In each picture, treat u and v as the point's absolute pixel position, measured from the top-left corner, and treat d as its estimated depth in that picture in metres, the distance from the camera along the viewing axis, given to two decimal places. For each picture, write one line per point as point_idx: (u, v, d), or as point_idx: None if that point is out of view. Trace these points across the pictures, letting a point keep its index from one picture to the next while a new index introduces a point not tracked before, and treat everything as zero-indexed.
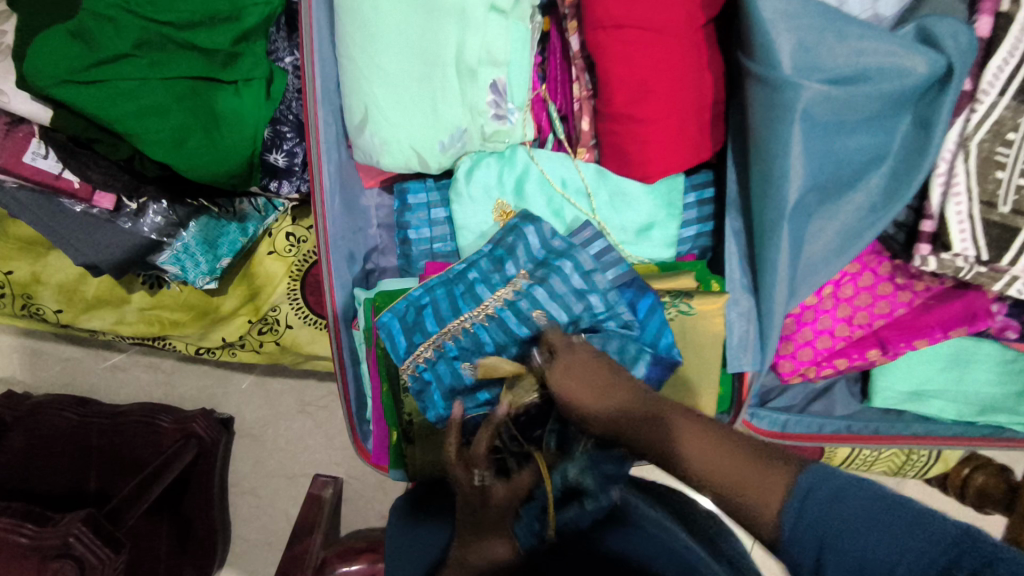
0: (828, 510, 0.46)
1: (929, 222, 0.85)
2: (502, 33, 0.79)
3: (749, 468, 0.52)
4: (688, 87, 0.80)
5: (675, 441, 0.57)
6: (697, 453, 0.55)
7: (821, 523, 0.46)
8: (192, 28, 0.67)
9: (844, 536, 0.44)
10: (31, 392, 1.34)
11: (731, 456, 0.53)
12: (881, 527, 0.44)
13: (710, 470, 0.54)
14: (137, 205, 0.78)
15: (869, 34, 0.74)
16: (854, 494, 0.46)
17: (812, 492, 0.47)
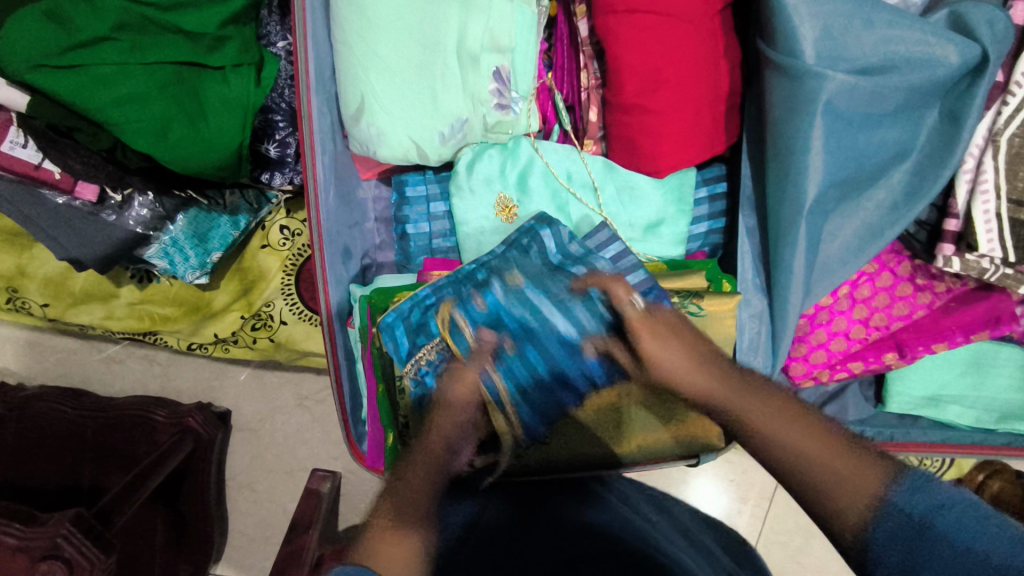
0: (935, 520, 0.46)
1: (953, 221, 0.81)
2: (507, 15, 0.75)
3: (857, 465, 0.51)
4: (703, 76, 0.76)
5: (762, 421, 0.56)
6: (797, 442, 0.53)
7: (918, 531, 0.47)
8: (176, 10, 0.64)
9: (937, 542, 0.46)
10: (26, 383, 1.31)
11: (832, 450, 0.52)
12: (983, 549, 0.45)
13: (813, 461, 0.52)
14: (121, 198, 0.74)
15: (899, 21, 0.69)
16: (957, 502, 0.47)
17: (911, 497, 0.48)
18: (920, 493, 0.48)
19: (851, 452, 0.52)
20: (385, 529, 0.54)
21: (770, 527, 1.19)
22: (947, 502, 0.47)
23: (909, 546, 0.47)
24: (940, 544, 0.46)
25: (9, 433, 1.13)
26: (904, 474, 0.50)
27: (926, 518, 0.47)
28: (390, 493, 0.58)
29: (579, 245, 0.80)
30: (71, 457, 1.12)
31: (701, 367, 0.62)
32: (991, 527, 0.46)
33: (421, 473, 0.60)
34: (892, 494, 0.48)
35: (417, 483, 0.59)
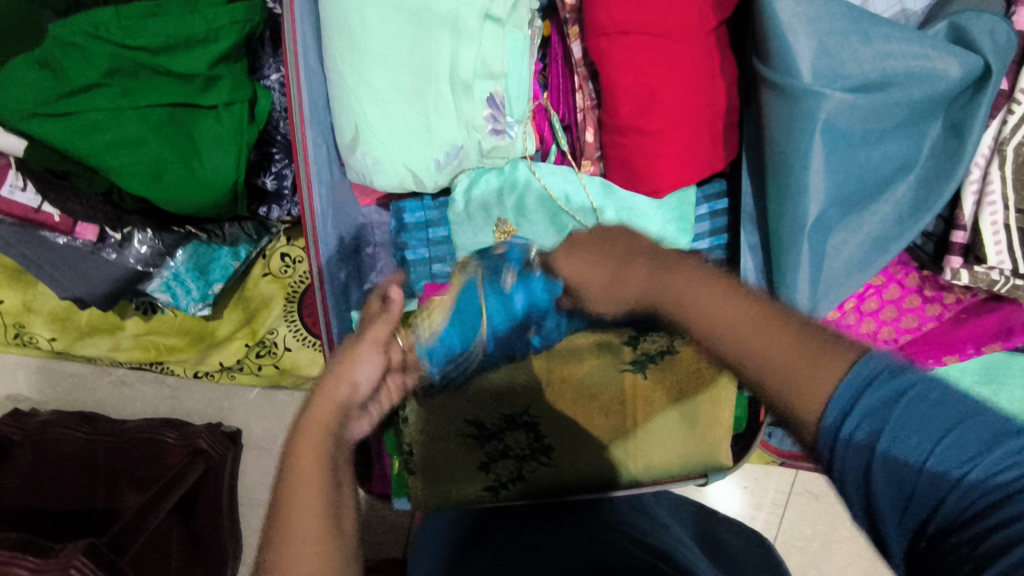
0: (901, 424, 0.38)
1: (960, 233, 0.79)
2: (499, 42, 0.75)
3: (796, 348, 0.42)
4: (698, 96, 0.75)
5: (693, 315, 0.47)
6: (729, 325, 0.44)
7: (880, 429, 0.38)
8: (167, 52, 0.63)
9: (906, 444, 0.38)
10: (39, 408, 1.32)
11: (760, 331, 0.43)
12: (953, 458, 0.37)
13: (741, 346, 0.44)
14: (122, 235, 0.74)
15: (897, 35, 0.68)
16: (939, 405, 0.38)
17: (872, 395, 0.39)
18: (892, 391, 0.39)
19: (793, 337, 0.43)
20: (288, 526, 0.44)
21: (785, 535, 1.18)
22: (926, 405, 0.38)
23: (867, 450, 0.39)
24: (912, 445, 0.37)
25: (26, 458, 1.17)
26: (866, 354, 0.41)
27: (887, 423, 0.38)
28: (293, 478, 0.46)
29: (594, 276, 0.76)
30: (85, 480, 1.17)
31: (629, 268, 0.52)
32: (974, 432, 0.37)
33: (314, 437, 0.49)
34: (840, 392, 0.40)
35: (312, 448, 0.48)
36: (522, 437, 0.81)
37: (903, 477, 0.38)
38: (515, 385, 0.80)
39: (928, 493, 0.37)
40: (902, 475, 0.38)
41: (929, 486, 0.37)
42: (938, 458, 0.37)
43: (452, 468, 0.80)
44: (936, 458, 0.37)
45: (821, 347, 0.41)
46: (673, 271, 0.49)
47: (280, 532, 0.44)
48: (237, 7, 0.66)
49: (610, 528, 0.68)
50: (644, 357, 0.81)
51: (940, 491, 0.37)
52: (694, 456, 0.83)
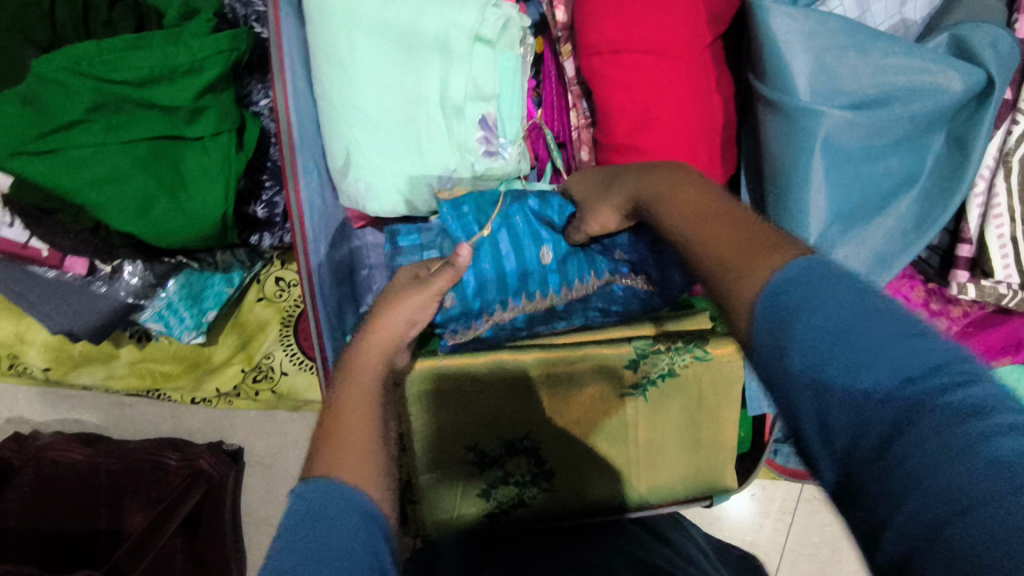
0: (807, 323, 0.34)
1: (966, 246, 0.77)
2: (489, 63, 0.74)
3: (747, 242, 0.40)
4: (698, 113, 0.73)
5: (674, 212, 0.48)
6: (682, 211, 0.47)
7: (789, 321, 0.34)
8: (150, 85, 0.62)
9: (812, 336, 0.33)
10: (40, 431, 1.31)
11: (714, 216, 0.44)
12: (863, 364, 0.32)
13: (688, 227, 0.45)
14: (111, 266, 0.73)
15: (897, 49, 0.66)
16: (849, 303, 0.33)
17: (789, 288, 0.35)
18: (811, 282, 0.35)
19: (750, 234, 0.40)
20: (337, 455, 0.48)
21: (793, 544, 1.16)
22: (835, 301, 0.34)
23: (777, 344, 0.35)
24: (820, 338, 0.33)
25: (28, 482, 1.17)
26: (802, 256, 0.37)
27: (798, 321, 0.34)
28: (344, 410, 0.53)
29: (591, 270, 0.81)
30: (88, 502, 1.18)
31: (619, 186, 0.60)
32: (883, 336, 0.32)
33: (359, 392, 0.55)
34: (770, 283, 0.36)
35: (355, 407, 0.53)
36: (523, 463, 0.79)
37: (808, 383, 0.33)
38: (514, 411, 0.78)
39: (835, 411, 0.32)
40: (811, 383, 0.33)
41: (838, 399, 0.32)
42: (848, 354, 0.32)
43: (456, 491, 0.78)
44: (843, 362, 0.32)
45: (769, 239, 0.39)
46: (661, 176, 0.53)
47: (326, 456, 0.48)
48: (222, 37, 0.65)
49: (613, 551, 0.68)
50: (646, 379, 0.78)
51: (844, 404, 0.32)
52: (698, 475, 0.81)
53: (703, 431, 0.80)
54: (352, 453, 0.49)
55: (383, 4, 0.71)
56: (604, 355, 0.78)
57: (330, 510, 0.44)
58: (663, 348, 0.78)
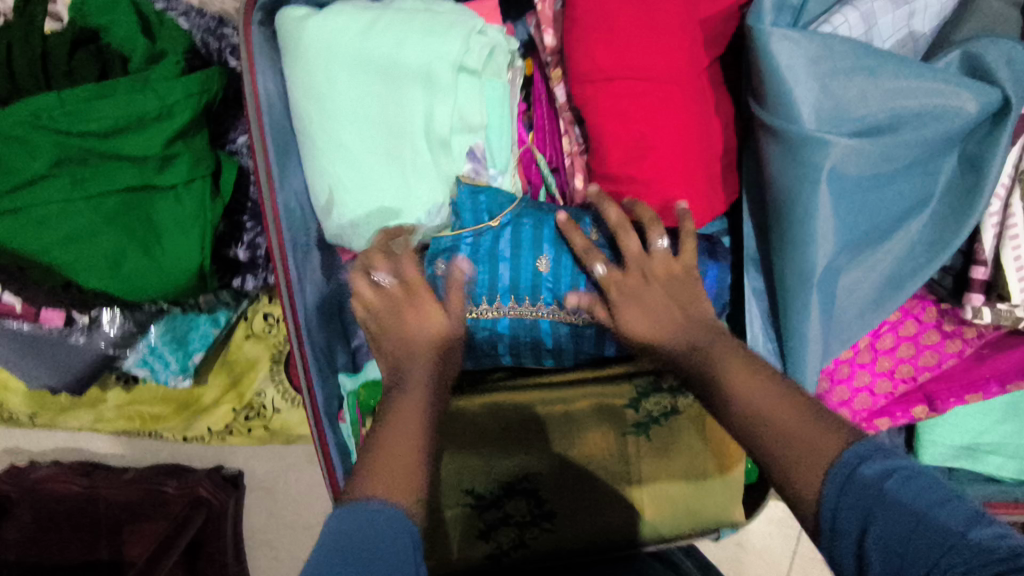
0: (895, 491, 0.39)
1: (981, 269, 0.73)
2: (475, 94, 0.71)
3: (802, 424, 0.45)
4: (694, 140, 0.69)
5: (720, 369, 0.52)
6: (744, 392, 0.49)
7: (872, 495, 0.40)
8: (117, 135, 0.60)
9: (895, 508, 0.38)
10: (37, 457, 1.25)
11: (784, 411, 0.47)
12: (950, 535, 0.36)
13: (756, 417, 0.48)
14: (89, 317, 0.70)
15: (905, 70, 0.62)
16: (928, 482, 0.39)
17: (871, 463, 0.41)
18: (893, 465, 0.41)
19: (805, 416, 0.46)
20: (387, 450, 0.51)
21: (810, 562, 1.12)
22: (921, 481, 0.39)
23: (866, 509, 0.39)
24: (905, 513, 0.38)
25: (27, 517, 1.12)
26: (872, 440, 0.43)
27: (883, 484, 0.40)
28: (393, 426, 0.53)
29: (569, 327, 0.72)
30: (86, 534, 1.12)
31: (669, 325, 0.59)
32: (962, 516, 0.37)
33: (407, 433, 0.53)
34: (846, 456, 0.42)
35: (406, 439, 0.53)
36: (523, 504, 0.75)
37: (898, 553, 0.38)
38: (514, 452, 0.75)
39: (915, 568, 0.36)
40: (897, 544, 0.38)
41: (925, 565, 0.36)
42: (929, 525, 0.37)
43: (458, 539, 0.74)
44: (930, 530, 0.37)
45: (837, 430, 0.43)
46: (708, 332, 0.57)
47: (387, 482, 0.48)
48: (191, 79, 0.62)
49: None
50: (648, 419, 0.76)
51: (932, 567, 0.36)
52: (703, 513, 0.77)
53: (708, 465, 0.76)
54: (397, 465, 0.50)
55: (363, 36, 0.68)
56: (604, 394, 0.76)
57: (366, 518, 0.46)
58: (666, 387, 0.76)
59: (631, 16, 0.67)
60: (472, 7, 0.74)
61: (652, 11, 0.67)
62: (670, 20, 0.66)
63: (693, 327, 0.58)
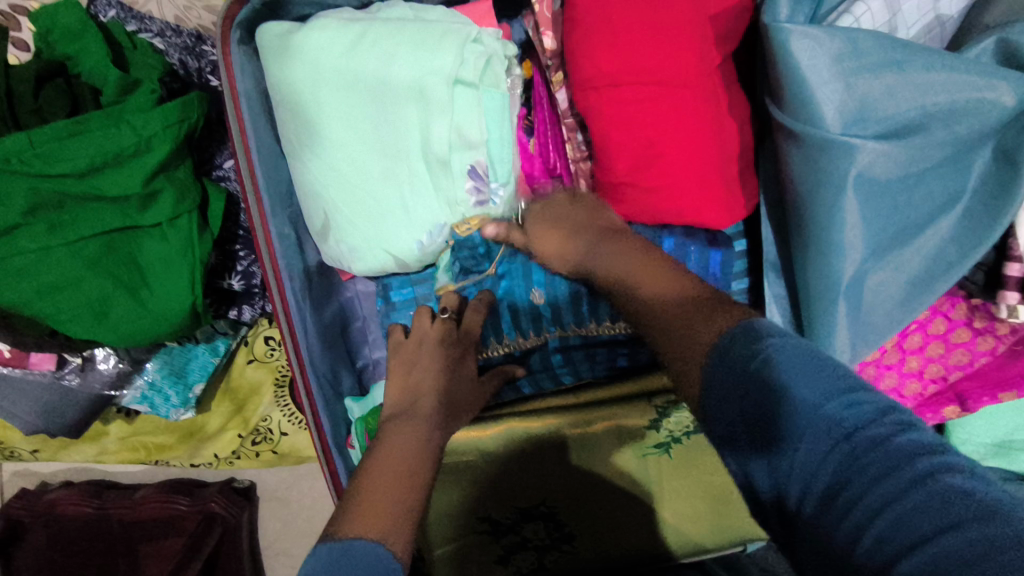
0: (777, 376, 0.37)
1: (1017, 265, 0.68)
2: (473, 106, 0.66)
3: (682, 319, 0.46)
4: (707, 144, 0.65)
5: (640, 276, 0.54)
6: (647, 292, 0.51)
7: (755, 375, 0.37)
8: (94, 175, 0.57)
9: (777, 387, 0.36)
10: (43, 470, 1.20)
11: (675, 308, 0.47)
12: (812, 427, 0.35)
13: (651, 318, 0.49)
14: (82, 359, 0.69)
15: (938, 63, 0.58)
16: (812, 367, 0.37)
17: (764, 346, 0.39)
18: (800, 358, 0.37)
19: (678, 312, 0.47)
20: (386, 486, 0.50)
21: None
22: (811, 369, 0.37)
23: (751, 385, 0.37)
24: (778, 391, 0.36)
25: (42, 539, 1.08)
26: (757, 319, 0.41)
27: (771, 369, 0.37)
28: (371, 484, 0.50)
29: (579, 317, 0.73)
30: (100, 555, 1.07)
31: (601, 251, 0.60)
32: (836, 391, 0.35)
33: (392, 461, 0.53)
34: (743, 338, 0.40)
35: (391, 475, 0.51)
36: (540, 526, 0.71)
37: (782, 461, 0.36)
38: (529, 477, 0.71)
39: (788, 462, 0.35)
40: (774, 427, 0.36)
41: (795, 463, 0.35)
42: (804, 411, 0.35)
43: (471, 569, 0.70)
44: (808, 417, 0.35)
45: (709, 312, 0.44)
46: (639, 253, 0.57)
47: (357, 519, 0.46)
48: (168, 108, 0.59)
49: None
50: (669, 438, 0.72)
51: (792, 441, 0.35)
52: (731, 529, 0.72)
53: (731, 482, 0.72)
54: (384, 508, 0.48)
55: (349, 53, 0.63)
56: (622, 416, 0.72)
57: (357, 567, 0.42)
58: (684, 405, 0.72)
59: (636, 16, 0.63)
60: (463, 11, 0.70)
61: (657, 11, 0.63)
62: (678, 20, 0.62)
63: (630, 254, 0.57)
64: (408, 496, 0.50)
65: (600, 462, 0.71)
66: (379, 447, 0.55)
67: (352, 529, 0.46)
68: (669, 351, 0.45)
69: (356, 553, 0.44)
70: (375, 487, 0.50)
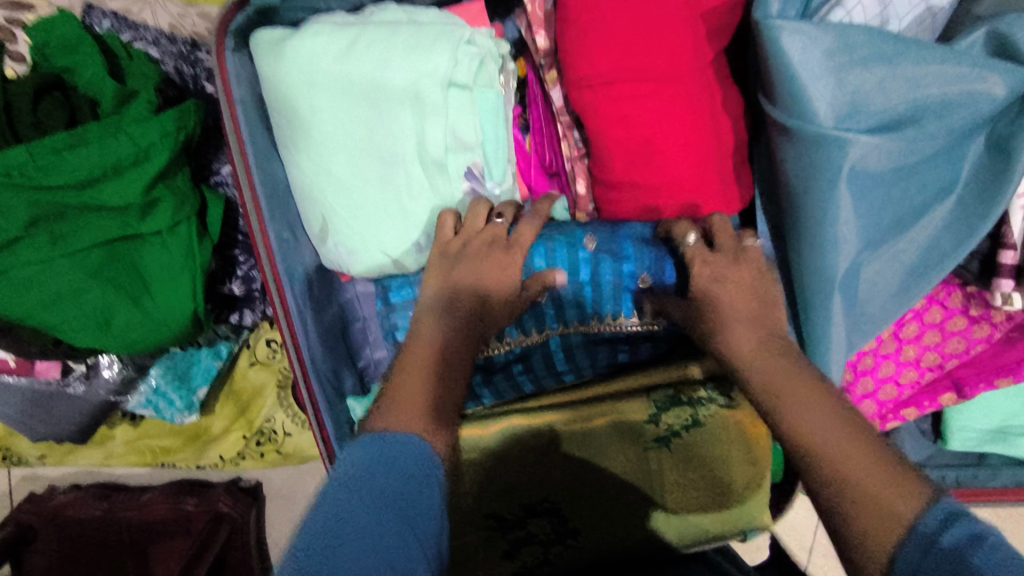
0: (942, 537, 0.38)
1: (1010, 252, 0.69)
2: (466, 108, 0.67)
3: (864, 476, 0.43)
4: (701, 140, 0.65)
5: (794, 402, 0.49)
6: (815, 426, 0.47)
7: (925, 540, 0.39)
8: (93, 186, 0.58)
9: (945, 548, 0.37)
10: (51, 473, 1.21)
11: (856, 460, 0.44)
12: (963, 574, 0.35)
13: (821, 454, 0.46)
14: (87, 365, 0.69)
15: (929, 55, 0.58)
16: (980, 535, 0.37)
17: (934, 517, 0.39)
18: (921, 550, 0.38)
19: (861, 465, 0.44)
20: (403, 387, 0.52)
21: None
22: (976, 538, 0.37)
23: (922, 550, 0.38)
24: (943, 551, 0.37)
25: (54, 542, 1.09)
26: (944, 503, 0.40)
27: (940, 531, 0.38)
28: (402, 388, 0.52)
29: (581, 313, 0.75)
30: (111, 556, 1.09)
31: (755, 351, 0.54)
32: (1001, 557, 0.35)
33: (415, 362, 0.54)
34: (937, 522, 0.39)
35: (418, 376, 0.53)
36: (545, 521, 0.71)
37: None
38: (533, 473, 0.72)
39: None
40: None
41: None
42: (958, 564, 0.36)
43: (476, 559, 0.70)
44: (959, 566, 0.36)
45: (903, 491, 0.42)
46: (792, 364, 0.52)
47: (380, 419, 0.49)
48: (166, 116, 0.60)
49: None
50: (670, 432, 0.72)
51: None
52: (733, 519, 0.72)
53: (731, 476, 0.72)
54: (414, 405, 0.50)
55: (344, 58, 0.64)
56: (622, 411, 0.73)
57: (390, 461, 0.46)
58: (684, 399, 0.73)
59: (629, 14, 0.63)
60: (456, 12, 0.70)
61: (649, 9, 0.63)
62: (669, 18, 0.63)
63: (783, 363, 0.53)
64: (434, 402, 0.51)
65: (597, 457, 0.72)
66: (408, 347, 0.57)
67: (382, 423, 0.49)
68: (837, 527, 0.43)
69: (399, 452, 0.46)
70: (405, 393, 0.51)
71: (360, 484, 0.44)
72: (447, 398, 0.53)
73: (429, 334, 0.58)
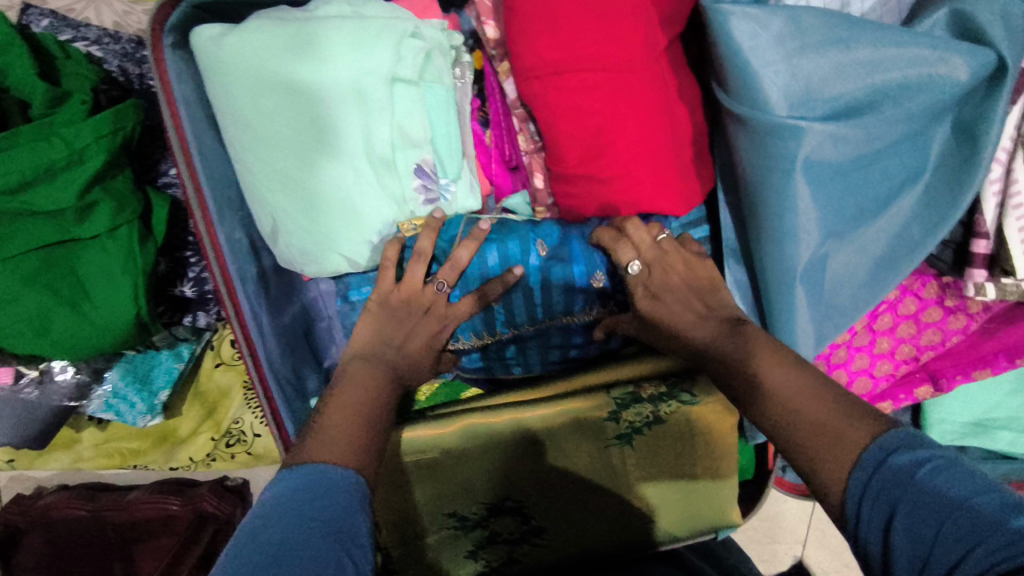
0: (919, 475, 0.36)
1: (983, 242, 0.66)
2: (415, 104, 0.66)
3: (816, 421, 0.43)
4: (653, 132, 0.63)
5: (755, 361, 0.50)
6: (774, 379, 0.47)
7: (898, 477, 0.37)
8: (26, 189, 0.57)
9: (921, 485, 0.36)
10: (36, 474, 1.20)
11: (814, 402, 0.44)
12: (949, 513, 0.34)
13: (781, 403, 0.46)
14: (39, 370, 0.69)
15: (885, 37, 0.56)
16: (959, 474, 0.36)
17: (900, 453, 0.38)
18: (894, 484, 0.37)
19: (815, 408, 0.44)
20: (328, 424, 0.50)
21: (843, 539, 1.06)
22: (953, 476, 0.36)
23: (894, 492, 0.37)
24: (921, 494, 0.36)
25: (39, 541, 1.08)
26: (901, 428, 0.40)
27: (913, 468, 0.37)
28: (330, 422, 0.51)
29: (546, 307, 0.72)
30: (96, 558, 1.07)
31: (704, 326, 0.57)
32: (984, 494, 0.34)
33: (344, 405, 0.53)
34: (884, 447, 0.39)
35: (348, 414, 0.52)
36: (510, 521, 0.72)
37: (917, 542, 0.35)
38: (492, 474, 0.70)
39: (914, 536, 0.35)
40: (917, 521, 0.35)
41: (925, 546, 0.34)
42: (946, 509, 0.35)
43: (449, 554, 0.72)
44: (943, 506, 0.35)
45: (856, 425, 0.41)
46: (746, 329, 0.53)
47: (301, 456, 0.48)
48: (101, 118, 0.60)
49: None
50: (631, 430, 0.69)
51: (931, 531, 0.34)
52: (702, 516, 0.73)
53: (699, 475, 0.71)
54: (338, 438, 0.49)
55: (286, 53, 0.62)
56: (580, 408, 0.68)
57: (322, 493, 0.44)
58: (644, 397, 0.68)
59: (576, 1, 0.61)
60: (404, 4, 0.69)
61: None
62: (616, 6, 0.61)
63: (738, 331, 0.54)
64: (354, 438, 0.49)
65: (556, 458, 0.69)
66: (336, 387, 0.56)
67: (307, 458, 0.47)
68: (803, 471, 0.43)
69: (330, 478, 0.45)
70: (329, 432, 0.50)
71: (299, 506, 0.42)
72: (375, 433, 0.52)
73: (365, 372, 0.57)
